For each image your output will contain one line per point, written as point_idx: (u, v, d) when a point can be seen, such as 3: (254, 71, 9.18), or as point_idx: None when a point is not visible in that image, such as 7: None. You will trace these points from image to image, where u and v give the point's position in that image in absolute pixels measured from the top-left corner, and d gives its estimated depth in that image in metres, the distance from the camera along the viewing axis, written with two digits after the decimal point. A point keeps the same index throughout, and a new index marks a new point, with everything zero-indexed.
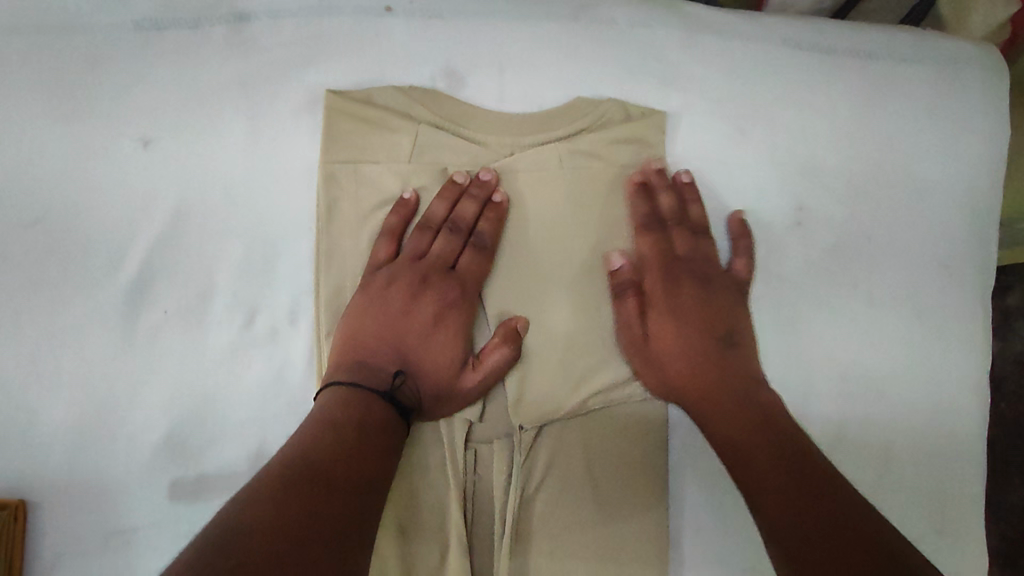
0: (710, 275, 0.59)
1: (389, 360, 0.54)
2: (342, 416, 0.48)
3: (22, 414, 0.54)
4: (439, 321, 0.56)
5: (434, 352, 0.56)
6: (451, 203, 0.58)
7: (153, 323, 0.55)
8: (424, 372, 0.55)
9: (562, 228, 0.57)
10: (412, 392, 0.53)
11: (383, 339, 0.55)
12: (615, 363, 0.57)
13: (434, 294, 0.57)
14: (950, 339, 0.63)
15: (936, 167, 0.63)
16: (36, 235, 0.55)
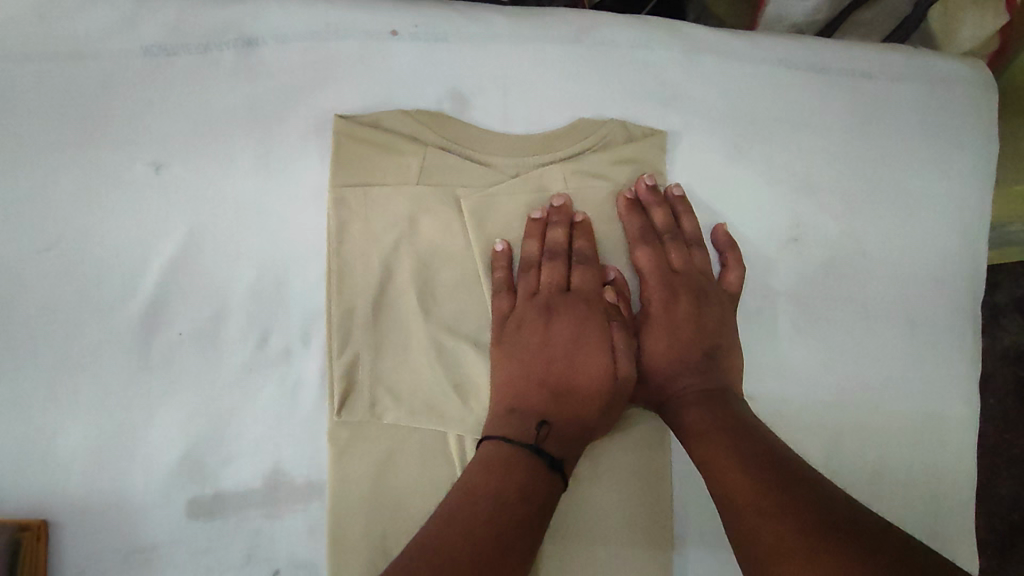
0: (707, 289, 0.59)
1: (543, 400, 0.54)
2: (521, 474, 0.50)
3: (41, 435, 0.55)
4: (580, 341, 0.56)
5: (586, 366, 0.55)
6: (540, 236, 0.59)
7: (168, 345, 0.57)
8: (563, 406, 0.54)
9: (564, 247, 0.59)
10: (559, 442, 0.53)
11: (532, 380, 0.55)
12: None
13: (566, 318, 0.57)
14: (943, 348, 0.65)
15: (929, 182, 0.65)
16: (52, 259, 0.56)
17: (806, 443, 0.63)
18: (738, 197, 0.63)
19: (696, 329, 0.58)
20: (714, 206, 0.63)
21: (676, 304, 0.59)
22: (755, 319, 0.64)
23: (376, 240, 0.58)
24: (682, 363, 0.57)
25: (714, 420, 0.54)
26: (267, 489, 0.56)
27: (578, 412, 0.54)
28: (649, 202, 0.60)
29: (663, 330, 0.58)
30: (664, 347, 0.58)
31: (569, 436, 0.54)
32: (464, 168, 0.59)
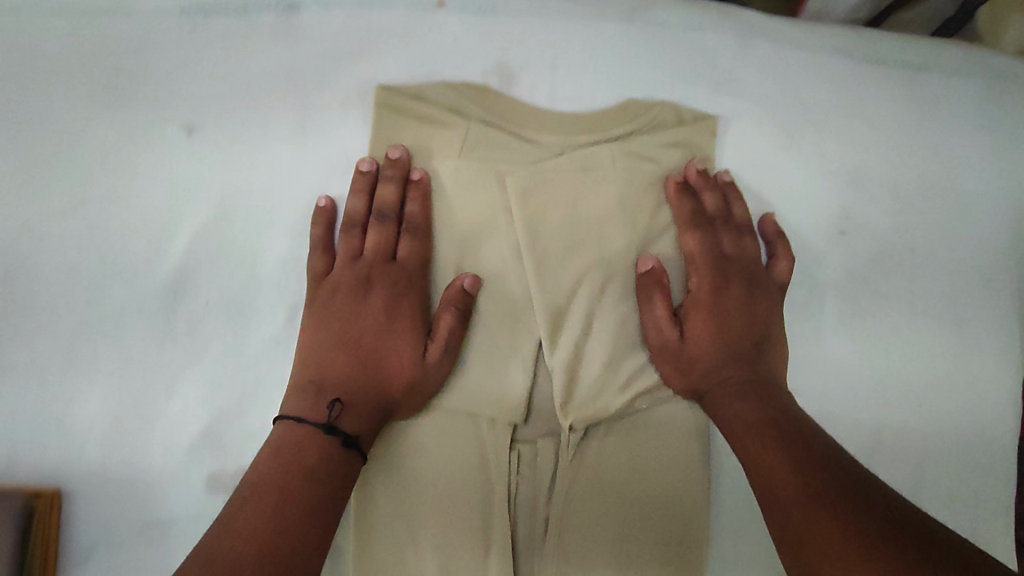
0: (757, 278, 0.58)
1: (350, 378, 0.52)
2: (312, 458, 0.48)
3: (57, 403, 0.52)
4: (392, 319, 0.55)
5: (391, 349, 0.54)
6: (368, 195, 0.56)
7: (192, 315, 0.54)
8: (357, 372, 0.52)
9: (608, 226, 0.57)
10: (353, 420, 0.51)
11: (355, 358, 0.53)
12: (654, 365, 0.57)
13: (382, 288, 0.55)
14: (991, 350, 0.63)
15: (979, 179, 0.63)
16: (76, 218, 0.53)
17: (848, 442, 0.61)
18: (785, 187, 0.62)
19: (741, 315, 0.57)
20: (759, 196, 0.62)
21: (724, 289, 0.57)
22: (800, 313, 0.62)
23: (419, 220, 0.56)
24: (726, 353, 0.56)
25: (758, 414, 0.51)
26: None
27: (373, 380, 0.53)
28: (698, 185, 0.59)
29: (710, 319, 0.56)
30: (712, 338, 0.56)
31: (369, 415, 0.52)
32: (510, 145, 0.57)
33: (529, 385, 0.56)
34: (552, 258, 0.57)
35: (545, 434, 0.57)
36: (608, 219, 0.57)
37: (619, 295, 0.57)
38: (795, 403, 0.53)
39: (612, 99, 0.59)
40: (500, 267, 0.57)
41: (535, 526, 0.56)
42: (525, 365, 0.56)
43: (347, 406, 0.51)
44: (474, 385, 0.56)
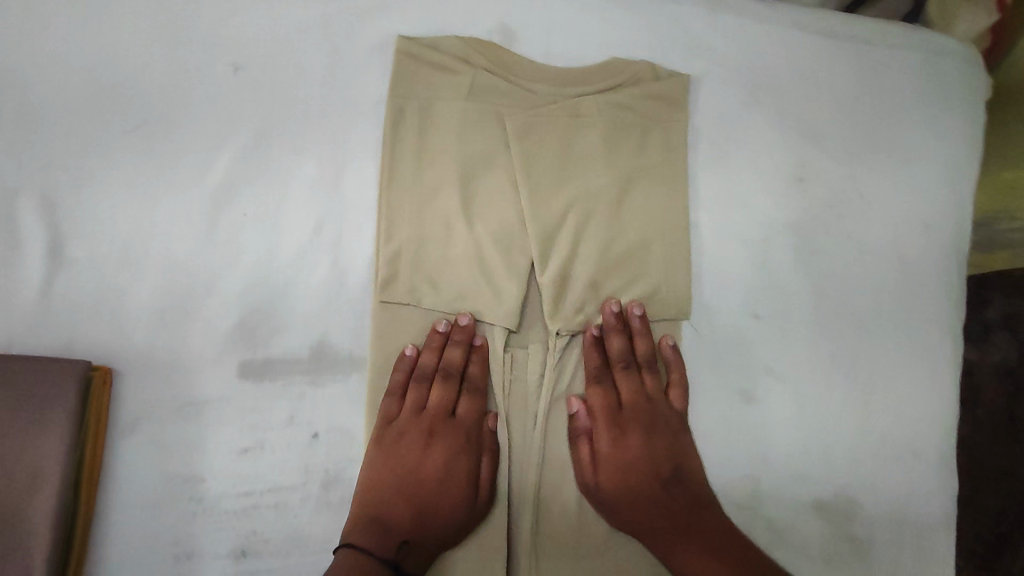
0: (658, 414, 0.63)
1: (408, 518, 0.58)
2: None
3: (112, 294, 0.60)
4: (448, 470, 0.59)
5: (446, 499, 0.58)
6: (438, 352, 0.62)
7: (232, 224, 0.62)
8: (419, 528, 0.58)
9: (593, 164, 0.66)
10: (414, 560, 0.57)
11: (408, 500, 0.59)
12: (633, 284, 0.66)
13: (442, 442, 0.61)
14: (931, 288, 0.68)
15: (920, 138, 0.71)
16: (136, 137, 0.62)
17: (805, 365, 0.67)
18: (750, 137, 0.69)
19: (661, 489, 0.60)
20: (729, 144, 0.69)
21: (637, 465, 0.61)
22: (766, 248, 0.68)
23: (430, 151, 0.64)
24: (651, 485, 0.60)
25: (706, 541, 0.58)
26: (314, 358, 0.62)
27: (431, 534, 0.58)
28: (610, 328, 0.64)
29: (615, 467, 0.61)
30: (625, 468, 0.61)
31: (430, 547, 0.58)
32: (511, 92, 0.66)
33: (522, 294, 0.63)
34: (546, 188, 0.65)
35: (535, 339, 0.65)
36: (595, 158, 0.66)
37: (603, 221, 0.65)
38: (707, 508, 0.61)
39: (599, 59, 0.69)
40: (501, 195, 0.65)
41: (528, 421, 0.63)
42: (519, 277, 0.64)
43: (412, 546, 0.57)
44: (474, 295, 0.63)
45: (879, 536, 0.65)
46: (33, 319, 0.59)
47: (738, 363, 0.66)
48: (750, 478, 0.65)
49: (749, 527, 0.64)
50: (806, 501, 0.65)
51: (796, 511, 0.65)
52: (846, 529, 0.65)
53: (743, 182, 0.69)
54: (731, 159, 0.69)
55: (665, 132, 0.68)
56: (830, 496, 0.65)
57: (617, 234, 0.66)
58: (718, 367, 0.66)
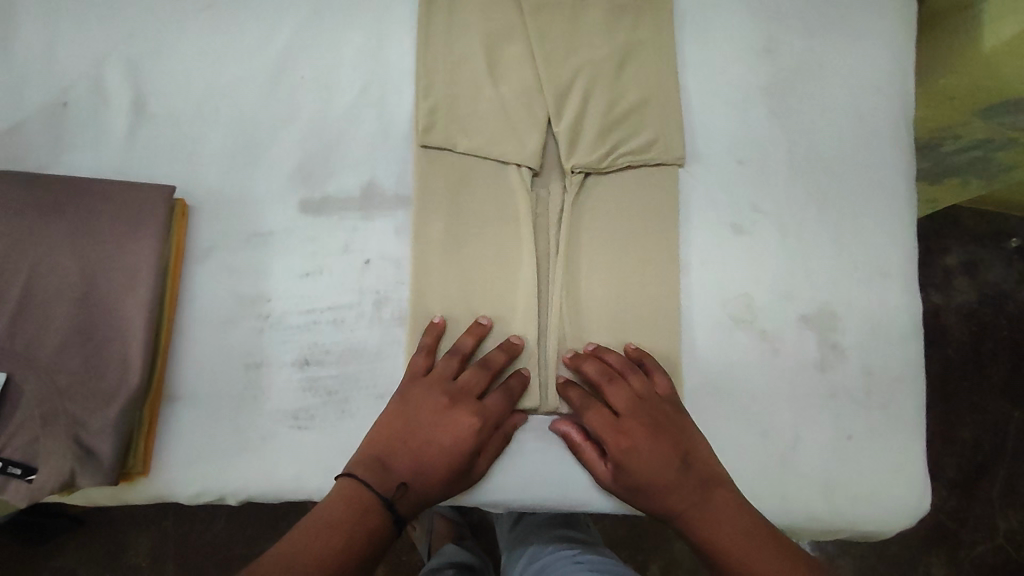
0: (653, 410, 0.65)
1: (409, 468, 0.61)
2: (360, 536, 0.57)
3: (188, 142, 0.69)
4: (461, 445, 0.62)
5: (446, 463, 0.62)
6: (476, 340, 0.67)
7: (291, 85, 0.72)
8: (425, 480, 0.62)
9: (596, 37, 0.77)
10: (407, 504, 0.61)
11: (413, 458, 0.62)
12: (636, 134, 0.75)
13: (465, 417, 0.63)
14: (885, 138, 0.80)
15: (868, 15, 0.83)
16: (207, 15, 0.72)
17: (785, 201, 0.77)
18: (726, 17, 0.81)
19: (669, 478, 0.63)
20: (708, 22, 0.81)
21: (649, 469, 0.63)
22: (745, 106, 0.79)
23: (457, 28, 0.75)
24: (661, 477, 0.63)
25: (720, 515, 0.61)
26: (364, 196, 0.71)
27: (431, 487, 0.62)
28: (577, 361, 0.68)
29: (638, 472, 0.63)
30: (645, 473, 0.63)
31: (420, 501, 0.62)
32: None
33: (541, 139, 0.73)
34: (556, 56, 0.76)
35: (555, 180, 0.74)
36: (597, 32, 0.77)
37: (607, 82, 0.76)
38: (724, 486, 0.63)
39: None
40: (519, 62, 0.75)
41: (551, 248, 0.72)
42: (538, 127, 0.73)
43: (409, 490, 0.61)
44: (500, 141, 0.72)
45: (857, 343, 0.76)
46: (116, 163, 0.68)
47: (730, 200, 0.77)
48: (743, 296, 0.75)
49: (744, 334, 0.74)
50: (794, 313, 0.75)
51: (785, 323, 0.75)
52: (828, 337, 0.75)
53: (722, 53, 0.80)
54: (710, 35, 0.80)
55: (655, 10, 0.79)
56: (813, 309, 0.76)
57: (619, 94, 0.76)
58: (712, 203, 0.76)
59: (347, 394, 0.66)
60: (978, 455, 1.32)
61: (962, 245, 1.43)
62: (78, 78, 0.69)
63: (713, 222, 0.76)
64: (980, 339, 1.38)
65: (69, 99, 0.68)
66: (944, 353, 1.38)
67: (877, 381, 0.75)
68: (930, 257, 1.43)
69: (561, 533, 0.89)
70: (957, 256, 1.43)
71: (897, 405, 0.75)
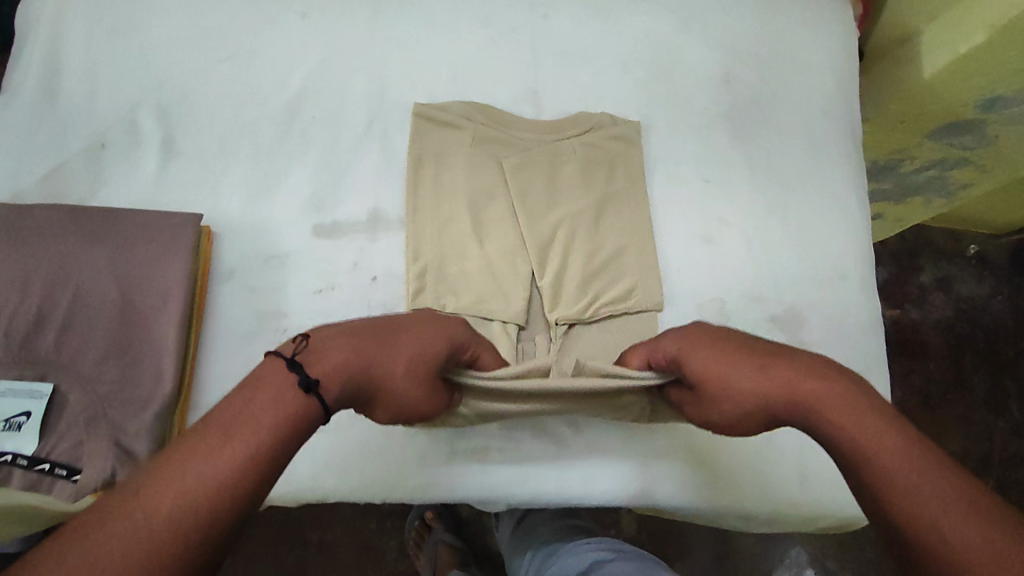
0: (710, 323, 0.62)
1: (347, 338, 0.52)
2: (275, 417, 0.44)
3: (212, 177, 0.77)
4: (429, 332, 0.58)
5: (399, 345, 0.55)
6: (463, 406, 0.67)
7: (303, 125, 0.80)
8: (349, 342, 0.52)
9: (574, 177, 0.82)
10: (324, 366, 0.49)
11: (360, 326, 0.55)
12: (613, 277, 0.79)
13: (451, 319, 0.63)
14: (837, 156, 0.89)
15: (816, 49, 0.93)
16: (228, 65, 0.81)
17: (752, 214, 0.86)
18: (689, 54, 0.91)
19: (770, 355, 0.56)
20: (675, 60, 0.91)
21: (721, 363, 0.56)
22: (711, 132, 0.88)
23: (445, 192, 0.80)
24: (743, 367, 0.55)
25: (838, 391, 0.51)
26: (371, 220, 0.78)
27: (361, 351, 0.52)
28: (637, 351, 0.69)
29: (709, 366, 0.56)
30: (718, 370, 0.55)
31: (335, 364, 0.49)
32: (504, 142, 0.82)
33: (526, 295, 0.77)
34: (536, 216, 0.80)
35: (541, 333, 0.78)
36: (575, 186, 0.82)
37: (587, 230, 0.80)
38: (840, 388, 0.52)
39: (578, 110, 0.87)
40: (505, 227, 0.79)
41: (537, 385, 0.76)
42: (524, 286, 0.77)
43: (318, 347, 0.51)
44: (489, 302, 0.76)
45: (823, 340, 0.82)
46: (148, 197, 0.75)
47: (701, 214, 0.85)
48: (718, 299, 0.82)
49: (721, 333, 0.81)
50: (763, 315, 0.82)
51: (757, 324, 0.82)
52: (796, 335, 0.82)
53: (687, 87, 0.90)
54: (677, 72, 0.90)
55: (627, 162, 0.84)
56: (782, 311, 0.83)
57: (599, 242, 0.81)
58: (684, 219, 0.85)
59: None
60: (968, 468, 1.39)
61: (935, 263, 1.52)
62: (114, 124, 0.77)
63: (686, 236, 0.84)
64: (959, 352, 1.45)
65: (106, 140, 0.76)
66: (927, 366, 1.44)
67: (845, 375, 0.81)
68: (907, 276, 1.51)
69: (570, 520, 0.93)
70: (931, 273, 1.51)
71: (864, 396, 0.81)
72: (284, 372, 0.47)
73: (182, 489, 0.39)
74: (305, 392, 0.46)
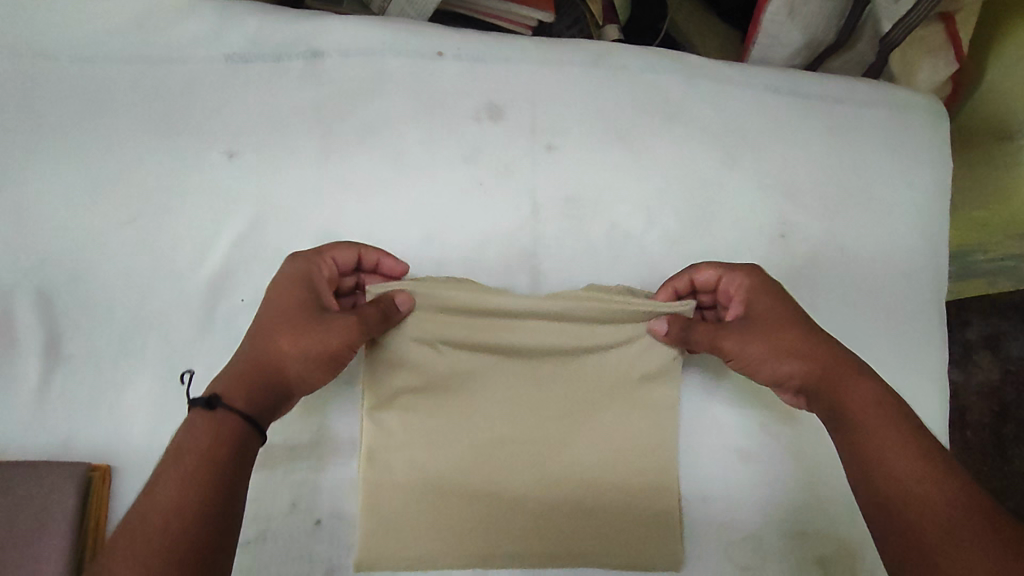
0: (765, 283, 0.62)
1: (239, 372, 0.51)
2: (212, 441, 0.46)
3: (109, 387, 0.60)
4: (280, 300, 0.56)
5: (284, 346, 0.53)
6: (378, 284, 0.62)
7: (231, 309, 0.62)
8: (241, 367, 0.52)
9: (584, 368, 0.62)
10: (234, 390, 0.49)
11: (242, 353, 0.53)
12: (616, 496, 0.62)
13: (288, 272, 0.58)
14: (908, 335, 0.72)
15: (891, 190, 0.74)
16: (133, 229, 0.63)
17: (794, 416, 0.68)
18: (734, 198, 0.71)
19: (764, 295, 0.60)
20: (717, 204, 0.71)
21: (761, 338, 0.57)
22: None
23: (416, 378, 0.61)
24: (789, 343, 0.56)
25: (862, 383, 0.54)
26: (314, 442, 0.62)
27: (246, 364, 0.52)
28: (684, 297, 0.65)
29: (758, 337, 0.57)
30: (762, 344, 0.57)
31: (235, 384, 0.50)
32: (498, 315, 0.61)
33: (507, 498, 0.61)
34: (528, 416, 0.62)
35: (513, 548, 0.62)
36: (583, 379, 0.62)
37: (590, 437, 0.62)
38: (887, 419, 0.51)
39: (585, 281, 0.67)
40: (486, 425, 0.61)
41: None
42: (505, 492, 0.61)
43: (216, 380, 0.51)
44: (461, 503, 0.60)
45: None
46: (24, 421, 0.58)
47: (736, 419, 0.68)
48: (756, 536, 0.65)
49: None
50: (811, 556, 0.66)
51: (804, 568, 0.65)
52: None
53: (729, 241, 0.70)
54: (718, 220, 0.71)
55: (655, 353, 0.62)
56: (833, 552, 0.66)
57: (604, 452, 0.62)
58: (714, 425, 0.67)
59: None
60: None
61: (983, 316, 1.26)
62: None
63: (716, 450, 0.67)
64: (1002, 422, 1.21)
65: None
66: (963, 435, 1.22)
67: None
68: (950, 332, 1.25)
69: None
70: (978, 330, 1.25)
71: None
72: (188, 416, 0.47)
73: (149, 529, 0.41)
74: (210, 411, 0.47)
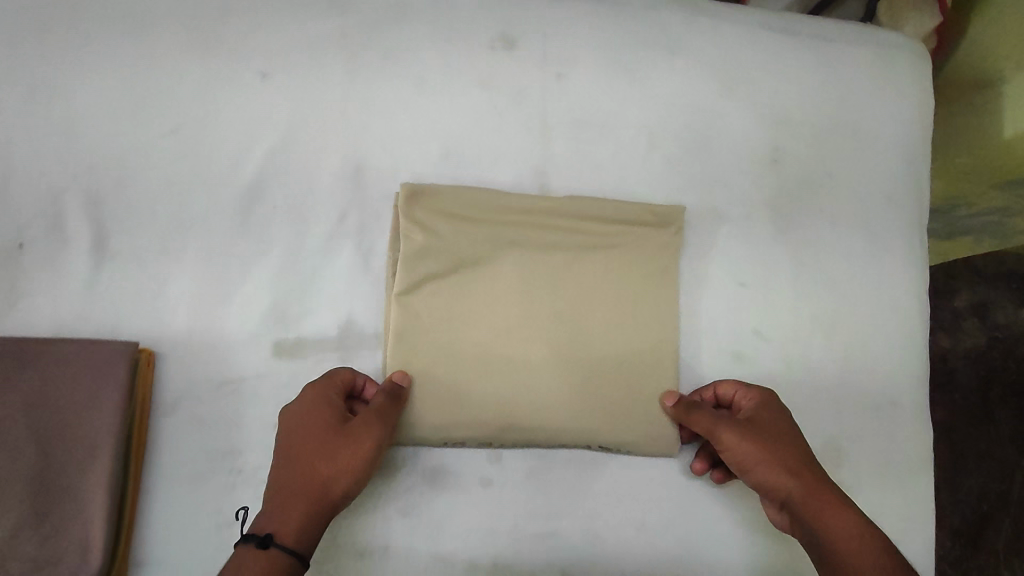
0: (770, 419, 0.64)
1: (276, 509, 0.53)
2: (270, 574, 0.50)
3: (153, 282, 0.65)
4: (307, 425, 0.57)
5: (320, 469, 0.55)
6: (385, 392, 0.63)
7: (265, 216, 0.68)
8: (285, 491, 0.54)
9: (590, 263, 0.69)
10: (282, 527, 0.52)
11: (281, 470, 0.55)
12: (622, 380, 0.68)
13: (305, 401, 0.59)
14: (890, 255, 0.78)
15: (877, 123, 0.79)
16: (172, 139, 0.67)
17: (783, 325, 0.74)
18: (730, 126, 0.76)
19: (766, 410, 0.63)
20: (715, 131, 0.76)
21: (755, 429, 0.61)
22: (752, 220, 0.75)
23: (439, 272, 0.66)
24: (774, 433, 0.61)
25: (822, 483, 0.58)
26: (341, 337, 0.67)
27: (293, 492, 0.54)
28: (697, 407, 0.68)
29: (751, 431, 0.61)
30: (752, 435, 0.60)
31: (286, 520, 0.52)
32: (513, 216, 0.69)
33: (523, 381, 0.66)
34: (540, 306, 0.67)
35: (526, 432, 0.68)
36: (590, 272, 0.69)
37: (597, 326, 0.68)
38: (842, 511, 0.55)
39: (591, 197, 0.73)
40: (503, 315, 0.67)
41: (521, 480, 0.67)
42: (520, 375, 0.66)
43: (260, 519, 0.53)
44: (480, 386, 0.65)
45: (862, 478, 0.73)
46: (75, 309, 0.63)
47: (731, 326, 0.73)
48: None
49: None
50: None
51: None
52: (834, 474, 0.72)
53: (725, 166, 0.76)
54: (714, 146, 0.76)
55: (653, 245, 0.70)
56: (818, 446, 0.72)
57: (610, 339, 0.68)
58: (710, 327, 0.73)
59: (327, 555, 0.63)
60: (986, 507, 1.17)
61: (972, 284, 1.24)
62: (34, 216, 0.64)
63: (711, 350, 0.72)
64: (989, 386, 1.21)
65: (25, 238, 0.64)
66: (950, 399, 1.22)
67: (886, 521, 0.72)
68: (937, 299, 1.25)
69: None
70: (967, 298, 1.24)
71: (905, 549, 0.72)
72: (237, 558, 0.50)
73: None
74: (264, 549, 0.50)
